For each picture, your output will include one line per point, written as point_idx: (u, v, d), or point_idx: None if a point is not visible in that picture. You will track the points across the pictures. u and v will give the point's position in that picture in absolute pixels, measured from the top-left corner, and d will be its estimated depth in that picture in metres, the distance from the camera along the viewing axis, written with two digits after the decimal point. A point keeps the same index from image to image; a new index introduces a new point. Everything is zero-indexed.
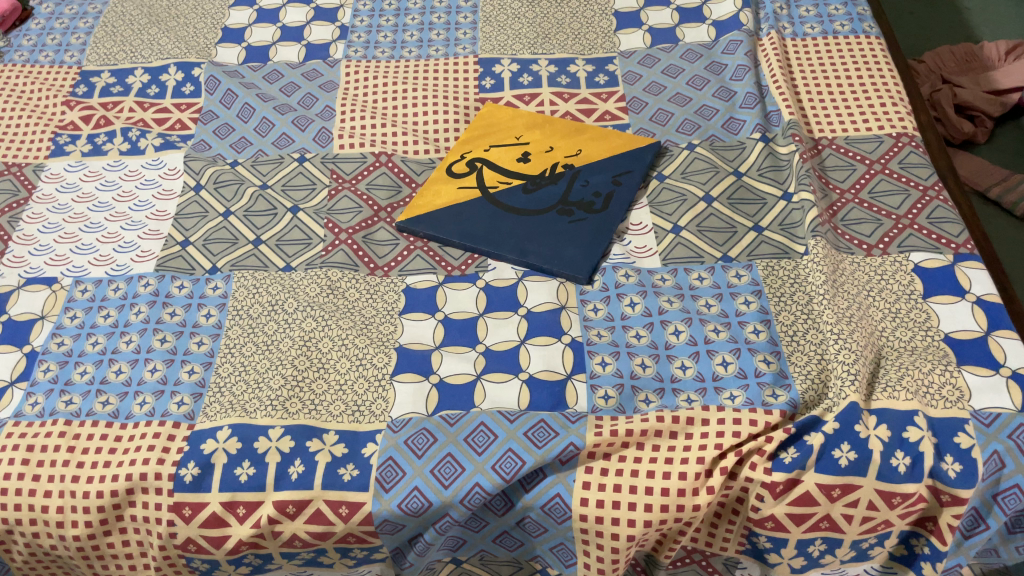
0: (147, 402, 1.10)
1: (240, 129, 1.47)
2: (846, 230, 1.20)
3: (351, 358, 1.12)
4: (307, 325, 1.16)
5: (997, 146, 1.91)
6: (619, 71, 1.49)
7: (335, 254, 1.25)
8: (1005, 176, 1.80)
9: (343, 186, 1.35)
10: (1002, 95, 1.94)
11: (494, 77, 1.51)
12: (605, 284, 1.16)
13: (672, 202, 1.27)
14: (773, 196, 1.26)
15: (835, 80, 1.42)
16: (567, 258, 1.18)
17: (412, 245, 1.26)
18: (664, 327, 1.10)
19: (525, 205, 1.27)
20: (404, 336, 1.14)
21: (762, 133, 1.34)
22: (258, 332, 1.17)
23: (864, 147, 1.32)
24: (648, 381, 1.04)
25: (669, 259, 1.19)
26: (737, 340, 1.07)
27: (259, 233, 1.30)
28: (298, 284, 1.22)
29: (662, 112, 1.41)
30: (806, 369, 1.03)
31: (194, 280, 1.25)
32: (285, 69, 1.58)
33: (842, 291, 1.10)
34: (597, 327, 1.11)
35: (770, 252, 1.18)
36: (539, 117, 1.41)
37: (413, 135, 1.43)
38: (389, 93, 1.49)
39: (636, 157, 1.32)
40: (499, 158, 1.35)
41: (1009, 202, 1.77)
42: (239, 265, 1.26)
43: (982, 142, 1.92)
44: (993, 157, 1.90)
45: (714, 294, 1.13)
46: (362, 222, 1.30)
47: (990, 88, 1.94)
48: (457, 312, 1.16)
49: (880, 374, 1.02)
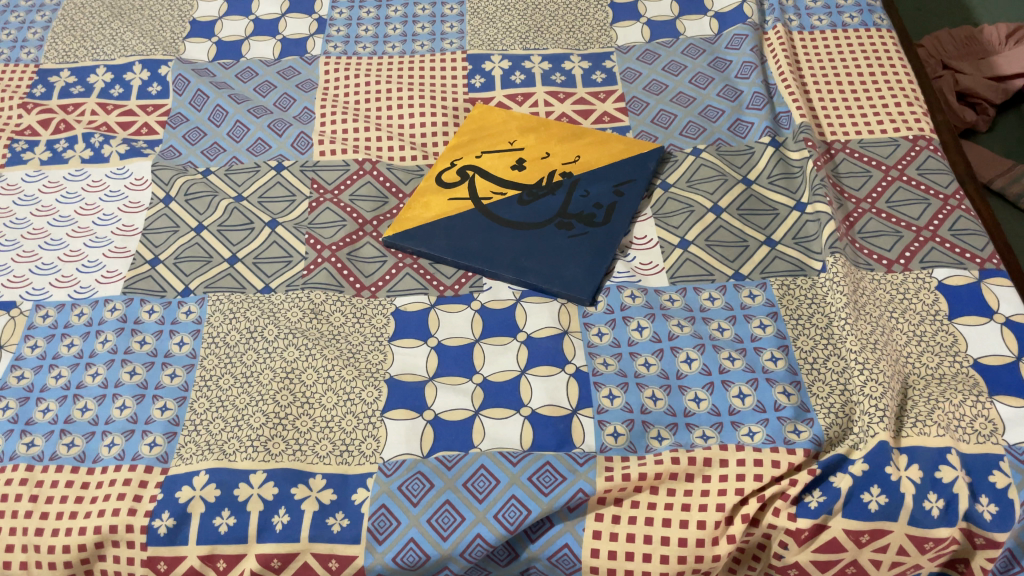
0: (116, 444, 1.01)
1: (213, 134, 1.37)
2: (864, 243, 1.13)
3: (337, 391, 1.03)
4: (288, 355, 1.07)
5: (999, 134, 1.84)
6: (617, 68, 1.40)
7: (318, 273, 1.16)
8: (1009, 166, 1.73)
9: (325, 197, 1.26)
10: (1004, 81, 1.85)
11: (484, 75, 1.42)
12: (610, 306, 1.09)
13: (678, 214, 1.19)
14: (785, 206, 1.18)
15: (846, 78, 1.34)
16: (568, 277, 1.10)
17: (401, 262, 1.18)
18: (675, 355, 1.02)
19: (521, 218, 1.18)
20: (394, 365, 1.05)
21: (772, 137, 1.26)
22: (236, 363, 1.08)
23: (880, 151, 1.24)
24: (660, 416, 0.97)
25: (677, 277, 1.11)
26: (754, 368, 1.00)
27: (235, 250, 1.21)
28: (278, 308, 1.13)
29: (664, 113, 1.33)
30: (828, 401, 0.96)
31: (165, 303, 1.15)
32: (259, 66, 1.47)
33: (864, 314, 1.03)
34: (602, 354, 1.03)
35: (784, 269, 1.10)
36: (534, 120, 1.32)
37: (399, 140, 1.33)
38: (372, 94, 1.39)
39: (639, 164, 1.24)
40: (491, 166, 1.26)
41: (1014, 194, 1.70)
42: (214, 286, 1.17)
43: (984, 131, 1.85)
44: (994, 146, 1.83)
45: (727, 316, 1.06)
46: (346, 237, 1.21)
47: (991, 74, 1.86)
48: (451, 338, 1.08)
49: (907, 406, 0.95)
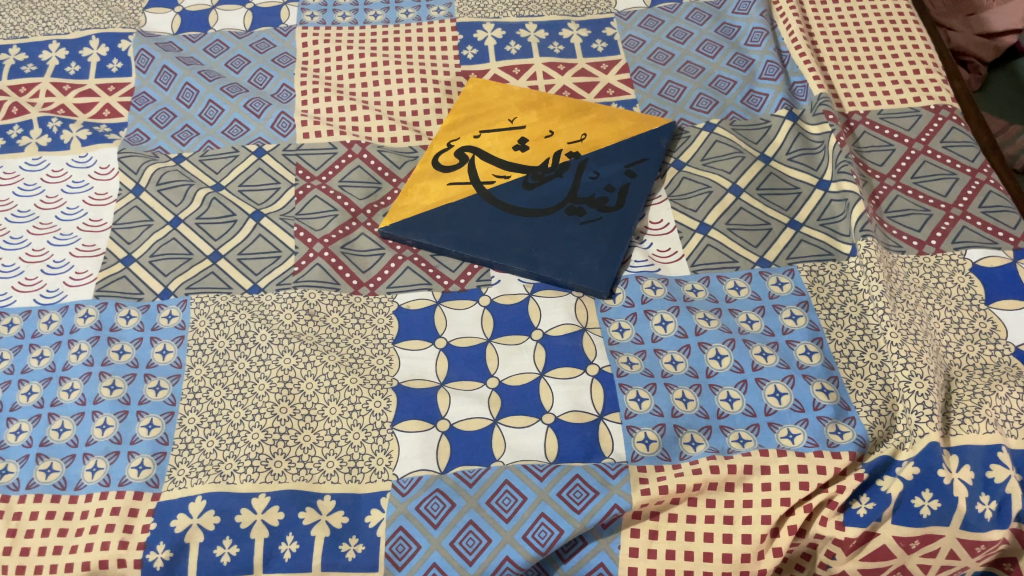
0: (100, 468, 0.93)
1: (183, 116, 1.26)
2: (892, 224, 1.07)
3: (340, 401, 0.95)
4: (284, 362, 0.99)
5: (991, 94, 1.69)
6: (619, 35, 1.32)
7: (310, 270, 1.07)
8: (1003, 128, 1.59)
9: (312, 184, 1.16)
10: (997, 38, 1.70)
11: (476, 46, 1.32)
12: (630, 299, 1.02)
13: (695, 195, 1.11)
14: (807, 185, 1.11)
15: (861, 43, 1.27)
16: (583, 269, 1.03)
17: (401, 255, 1.09)
18: (703, 351, 0.96)
19: (528, 204, 1.11)
20: (401, 370, 0.97)
21: (789, 110, 1.19)
22: (226, 373, 0.99)
23: (902, 122, 1.17)
24: (692, 419, 0.91)
25: (699, 266, 1.05)
26: (789, 364, 0.94)
27: (216, 245, 1.11)
28: (270, 310, 1.04)
29: (672, 85, 1.25)
30: (868, 398, 0.91)
31: (142, 307, 1.06)
32: (229, 39, 1.35)
33: (900, 301, 0.97)
34: (625, 353, 0.97)
35: (811, 253, 1.04)
36: (533, 95, 1.24)
37: (389, 119, 1.23)
38: (356, 69, 1.29)
39: (650, 142, 1.16)
40: (492, 147, 1.18)
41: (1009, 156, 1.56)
42: (196, 287, 1.07)
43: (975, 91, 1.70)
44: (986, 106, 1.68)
45: (755, 307, 0.99)
46: (339, 229, 1.12)
47: (983, 30, 1.71)
48: (461, 338, 1.00)
49: (952, 401, 0.90)
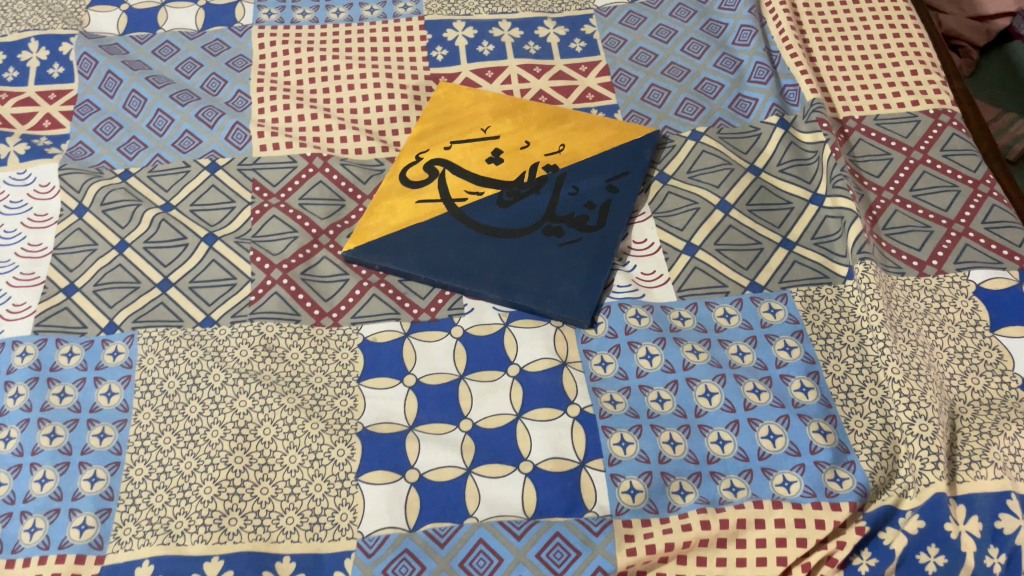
0: (39, 528, 0.85)
1: (129, 127, 1.16)
2: (891, 242, 1.01)
3: (300, 449, 0.88)
4: (238, 406, 0.91)
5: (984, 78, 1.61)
6: (598, 34, 1.24)
7: (267, 299, 0.99)
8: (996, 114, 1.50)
9: (270, 203, 1.08)
10: (988, 20, 1.60)
11: (446, 46, 1.24)
12: (613, 329, 0.95)
13: (681, 212, 1.04)
14: (800, 199, 1.04)
15: (855, 41, 1.19)
16: (562, 297, 0.96)
17: (366, 281, 1.02)
18: (692, 388, 0.89)
19: (503, 224, 1.03)
20: (367, 414, 0.90)
21: (780, 116, 1.11)
22: (177, 418, 0.91)
23: (899, 129, 1.10)
24: (680, 465, 0.84)
25: (686, 291, 0.98)
26: (784, 403, 0.87)
27: (166, 271, 1.03)
28: (225, 345, 0.96)
29: (656, 89, 1.17)
30: (868, 439, 0.85)
31: (85, 344, 0.97)
32: (179, 40, 1.26)
33: (901, 331, 0.91)
34: (608, 390, 0.90)
35: (805, 275, 0.98)
36: (508, 101, 1.16)
37: (353, 129, 1.15)
38: (317, 73, 1.20)
39: (633, 153, 1.08)
40: (464, 160, 1.10)
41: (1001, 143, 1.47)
42: (144, 319, 0.99)
43: (966, 75, 1.62)
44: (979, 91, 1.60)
45: (746, 338, 0.93)
46: (298, 252, 1.03)
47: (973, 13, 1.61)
48: (432, 376, 0.93)
49: (957, 442, 0.84)
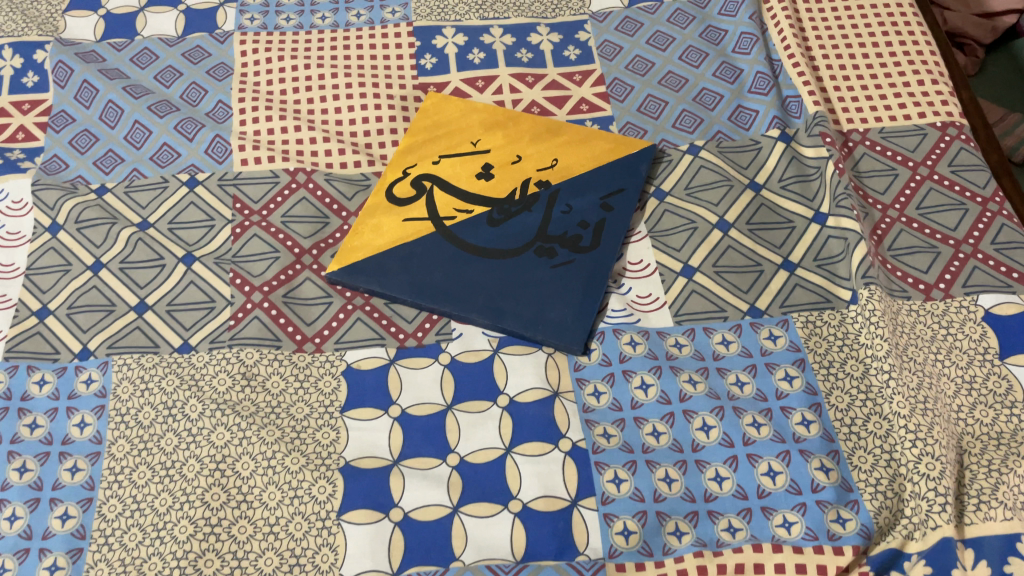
0: (7, 569, 0.81)
1: (106, 139, 1.12)
2: (896, 263, 0.97)
3: (279, 486, 0.84)
4: (216, 439, 0.87)
5: (990, 76, 1.54)
6: (593, 42, 1.19)
7: (247, 324, 0.95)
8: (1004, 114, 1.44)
9: (251, 221, 1.04)
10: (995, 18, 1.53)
11: (436, 53, 1.19)
12: (607, 357, 0.91)
13: (678, 231, 1.00)
14: (802, 218, 1.00)
15: (859, 50, 1.15)
16: (554, 323, 0.92)
17: (351, 304, 0.98)
18: (689, 421, 0.85)
19: (493, 244, 0.99)
20: (350, 448, 0.86)
21: (781, 129, 1.07)
22: (152, 451, 0.88)
23: (905, 142, 1.06)
24: (676, 503, 0.81)
25: (683, 315, 0.94)
26: (784, 438, 0.83)
27: (142, 294, 0.99)
28: (203, 373, 0.92)
29: (653, 100, 1.12)
30: (873, 477, 0.81)
31: (58, 371, 0.94)
32: (158, 47, 1.21)
33: (906, 361, 0.87)
34: (602, 423, 0.86)
35: (807, 300, 0.94)
36: (499, 113, 1.11)
37: (337, 142, 1.11)
38: (301, 82, 1.16)
39: (628, 169, 1.04)
40: (453, 175, 1.05)
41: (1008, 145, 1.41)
42: (120, 345, 0.95)
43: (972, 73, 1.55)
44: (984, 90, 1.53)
45: (746, 366, 0.89)
46: (280, 274, 0.99)
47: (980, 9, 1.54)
48: (418, 406, 0.89)
49: (965, 480, 0.81)
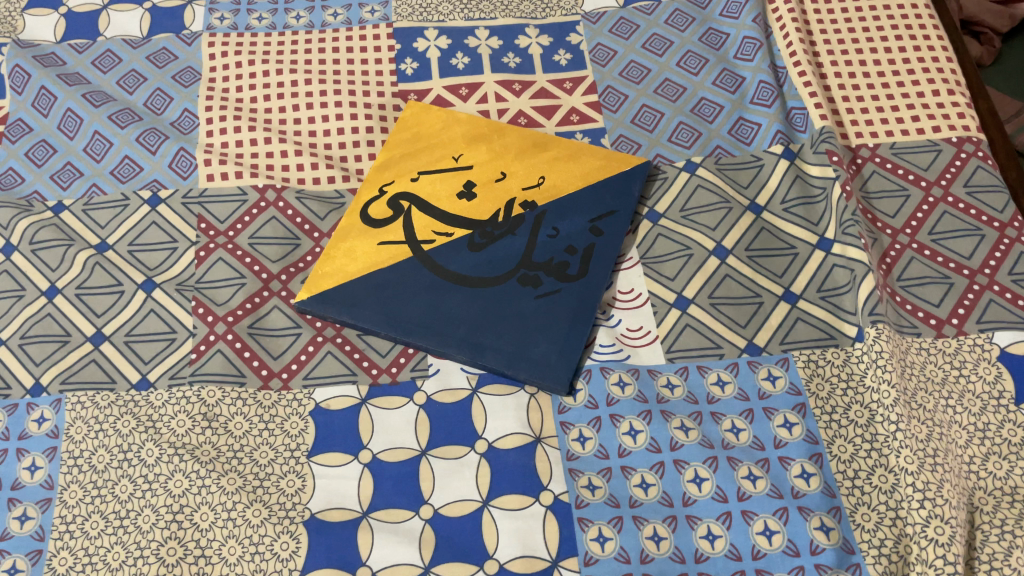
0: None
1: (64, 151, 1.05)
2: (906, 295, 0.90)
3: (239, 540, 0.79)
4: (174, 487, 0.82)
5: (1006, 68, 1.44)
6: (586, 45, 1.12)
7: (210, 358, 0.89)
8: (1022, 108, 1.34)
9: (216, 243, 0.97)
10: (1012, 5, 1.44)
11: (417, 57, 1.12)
12: (593, 398, 0.85)
13: (673, 258, 0.94)
14: (805, 244, 0.93)
15: (870, 56, 1.07)
16: (537, 360, 0.86)
17: (321, 335, 0.92)
18: (680, 472, 0.79)
19: (474, 271, 0.92)
20: (316, 498, 0.81)
21: (785, 145, 1.00)
22: (106, 499, 0.82)
23: (918, 160, 0.99)
24: (665, 564, 0.75)
25: (676, 352, 0.87)
26: (782, 493, 0.78)
27: (100, 323, 0.93)
28: (162, 413, 0.86)
29: (648, 111, 1.05)
30: (877, 537, 0.75)
31: (9, 409, 0.88)
32: (122, 49, 1.14)
33: (915, 408, 0.81)
34: (586, 473, 0.80)
35: (810, 336, 0.87)
36: (482, 125, 1.04)
37: (310, 155, 1.04)
38: (272, 88, 1.09)
39: (619, 189, 0.97)
40: (432, 194, 0.98)
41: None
42: (74, 380, 0.89)
43: (988, 64, 1.44)
44: (1000, 82, 1.42)
45: (742, 411, 0.83)
46: (246, 302, 0.93)
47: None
48: (390, 451, 0.83)
49: (976, 543, 0.75)
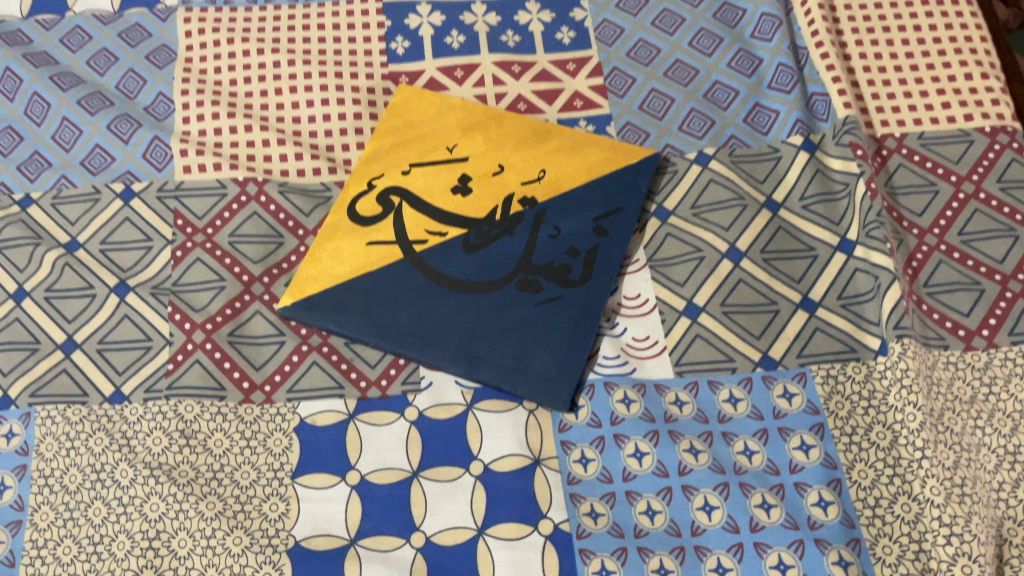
0: None
1: (31, 138, 0.98)
2: (933, 303, 0.84)
3: (220, 570, 0.74)
4: (150, 511, 0.77)
5: None
6: (591, 22, 1.05)
7: (187, 370, 0.84)
8: None
9: (194, 241, 0.91)
10: None
11: (409, 35, 1.04)
12: (596, 416, 0.79)
13: (683, 261, 0.87)
14: (825, 246, 0.87)
15: (898, 35, 0.99)
16: (537, 375, 0.80)
17: (306, 344, 0.86)
18: (688, 499, 0.74)
19: (469, 275, 0.86)
20: (301, 525, 0.76)
21: (805, 136, 0.93)
22: (78, 522, 0.77)
23: (948, 151, 0.92)
24: None
25: (685, 365, 0.82)
26: (798, 524, 0.72)
27: (70, 330, 0.87)
28: (137, 429, 0.81)
29: (657, 96, 0.98)
30: (898, 573, 0.70)
31: None
32: (91, 25, 1.06)
33: (941, 431, 0.76)
34: (589, 498, 0.75)
35: (829, 348, 0.81)
36: (479, 111, 0.97)
37: (294, 144, 0.97)
38: (254, 69, 1.01)
39: (625, 183, 0.90)
40: (425, 188, 0.91)
41: None
42: (44, 393, 0.83)
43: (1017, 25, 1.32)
44: None
45: (756, 431, 0.77)
46: (226, 307, 0.87)
47: None
48: (380, 473, 0.78)
49: None
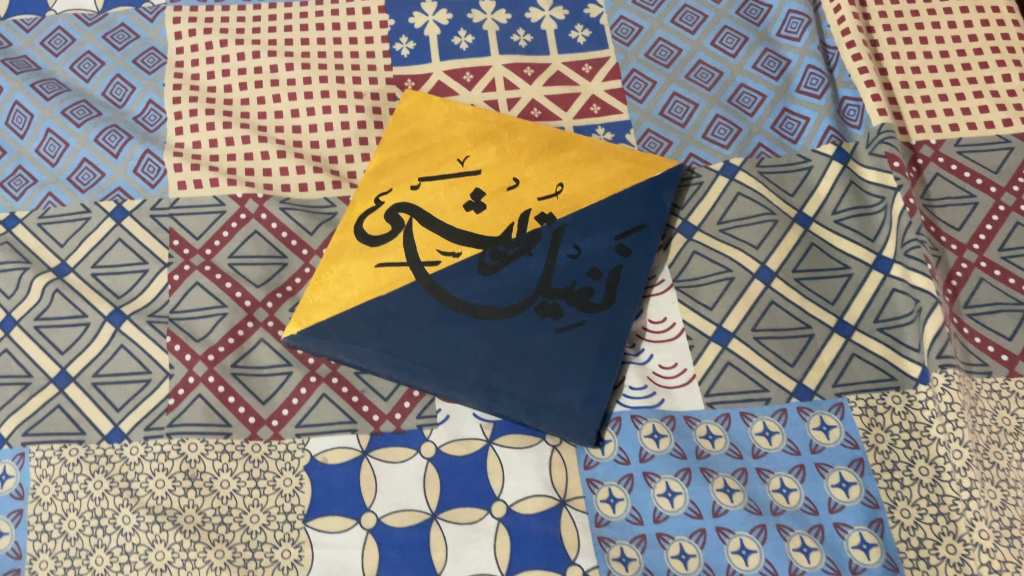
0: None
1: (14, 152, 0.92)
2: (974, 325, 0.80)
3: None
4: (155, 560, 0.72)
5: None
6: (607, 20, 1.00)
7: (189, 405, 0.79)
8: None
9: (192, 264, 0.86)
10: None
11: (415, 36, 0.99)
12: (624, 453, 0.75)
13: (711, 282, 0.83)
14: (860, 264, 0.83)
15: (930, 33, 0.95)
16: (561, 408, 0.75)
17: (314, 375, 0.81)
18: (723, 542, 0.71)
19: (486, 299, 0.81)
20: (315, 572, 0.72)
21: (837, 145, 0.88)
22: (79, 572, 0.72)
23: (987, 160, 0.87)
24: None
25: (716, 396, 0.77)
26: (839, 569, 0.69)
27: (64, 362, 0.82)
28: (139, 470, 0.76)
29: (678, 100, 0.93)
30: None
31: None
32: (75, 27, 1.00)
33: (986, 467, 0.72)
34: (618, 542, 0.72)
35: (867, 376, 0.77)
36: (491, 119, 0.91)
37: (295, 156, 0.91)
38: (251, 74, 0.95)
39: (648, 198, 0.86)
40: (436, 204, 0.86)
41: None
42: (38, 431, 0.78)
43: None
44: None
45: (792, 467, 0.74)
46: (228, 336, 0.82)
47: None
48: (397, 514, 0.74)
49: None
